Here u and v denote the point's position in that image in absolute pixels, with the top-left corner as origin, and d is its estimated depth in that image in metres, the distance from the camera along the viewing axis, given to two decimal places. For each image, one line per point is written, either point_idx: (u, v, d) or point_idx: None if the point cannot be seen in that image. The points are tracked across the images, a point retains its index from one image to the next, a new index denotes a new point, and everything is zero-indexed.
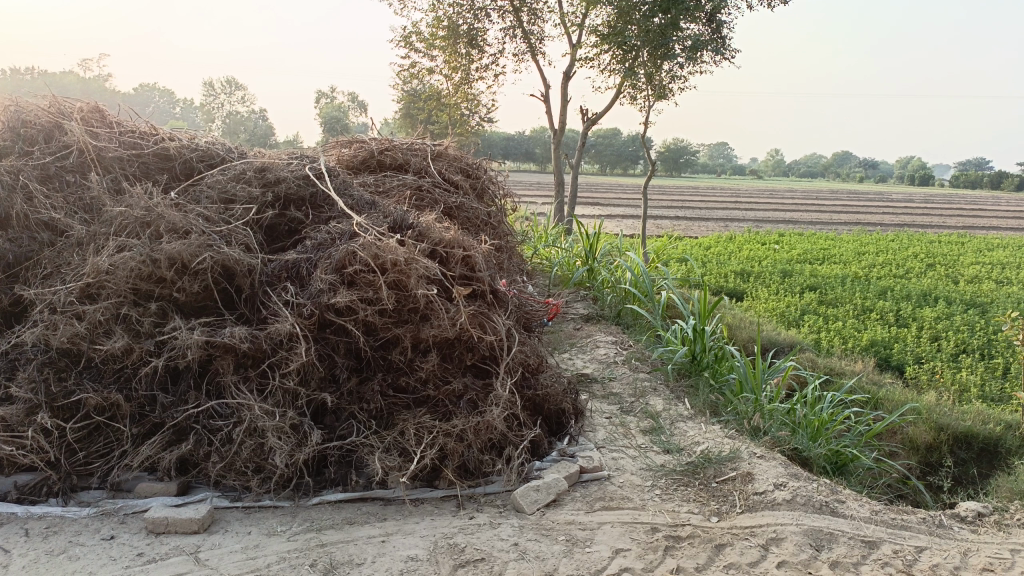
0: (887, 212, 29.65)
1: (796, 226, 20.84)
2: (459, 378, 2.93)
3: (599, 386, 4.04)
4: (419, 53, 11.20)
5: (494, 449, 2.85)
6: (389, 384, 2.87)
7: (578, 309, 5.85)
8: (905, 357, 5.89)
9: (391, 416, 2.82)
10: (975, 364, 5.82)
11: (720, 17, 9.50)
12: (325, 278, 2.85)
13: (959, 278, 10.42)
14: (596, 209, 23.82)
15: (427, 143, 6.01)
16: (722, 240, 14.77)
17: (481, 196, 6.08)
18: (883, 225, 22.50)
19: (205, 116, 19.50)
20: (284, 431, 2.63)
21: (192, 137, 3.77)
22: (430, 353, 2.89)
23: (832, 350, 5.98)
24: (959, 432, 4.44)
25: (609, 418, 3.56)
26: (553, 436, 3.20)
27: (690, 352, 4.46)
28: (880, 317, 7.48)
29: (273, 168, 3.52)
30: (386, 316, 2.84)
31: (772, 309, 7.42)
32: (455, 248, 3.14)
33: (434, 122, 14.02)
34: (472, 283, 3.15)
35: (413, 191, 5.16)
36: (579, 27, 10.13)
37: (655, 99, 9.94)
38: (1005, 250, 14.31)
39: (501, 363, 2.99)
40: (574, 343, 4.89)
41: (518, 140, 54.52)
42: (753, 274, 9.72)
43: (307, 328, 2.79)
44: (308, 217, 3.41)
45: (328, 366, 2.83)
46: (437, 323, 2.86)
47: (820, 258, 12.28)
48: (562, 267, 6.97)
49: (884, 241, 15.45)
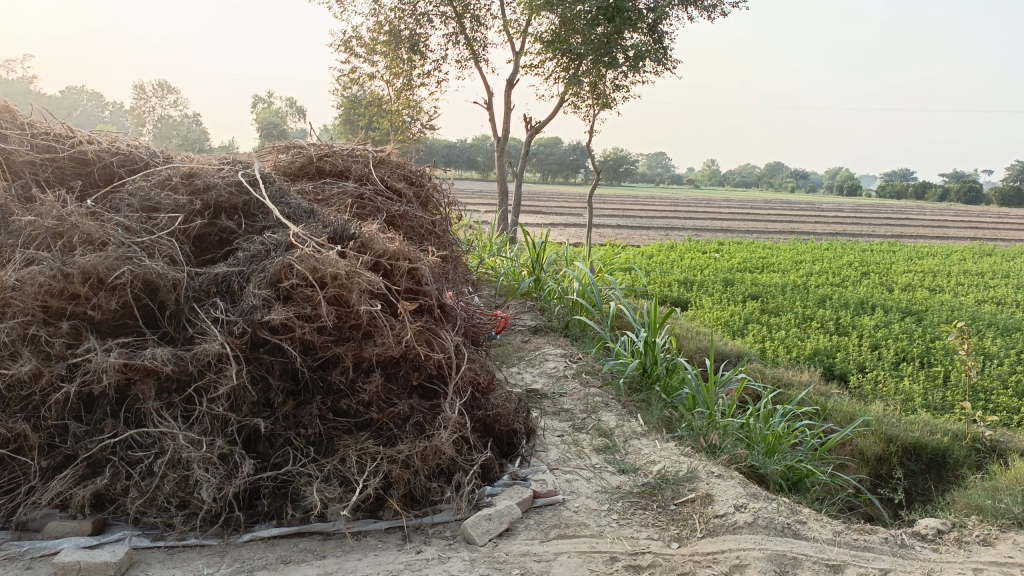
0: (821, 221, 30.48)
1: (734, 235, 21.19)
2: (405, 400, 2.75)
3: (550, 402, 3.90)
4: (359, 58, 10.96)
5: (442, 475, 2.67)
6: (328, 407, 2.66)
7: (526, 320, 5.70)
8: (849, 367, 5.92)
9: (330, 441, 2.62)
10: (917, 372, 5.91)
11: (662, 28, 9.56)
12: (258, 293, 2.65)
13: (894, 286, 10.69)
14: (539, 218, 23.83)
15: (368, 149, 5.81)
16: (664, 249, 14.87)
17: (426, 205, 5.90)
18: (817, 234, 23.09)
19: (135, 120, 18.75)
20: (211, 462, 2.42)
21: (113, 140, 3.50)
22: (373, 373, 2.70)
23: (778, 360, 5.98)
24: (908, 442, 4.47)
25: (561, 437, 3.42)
26: (504, 458, 3.03)
27: (641, 366, 4.36)
28: (821, 325, 7.56)
29: (201, 174, 3.28)
30: (325, 334, 2.64)
31: (717, 319, 7.42)
32: (400, 260, 2.96)
33: (375, 128, 13.75)
34: (418, 296, 2.98)
35: (353, 200, 4.96)
36: (522, 35, 10.05)
37: (599, 107, 9.94)
38: (934, 258, 14.80)
39: (449, 382, 2.81)
40: (523, 356, 4.75)
41: (459, 148, 54.34)
42: (696, 283, 9.77)
43: (237, 348, 2.57)
44: (240, 226, 3.18)
45: (262, 388, 2.62)
46: (381, 341, 2.69)
47: (760, 267, 12.46)
48: (508, 276, 6.83)
49: (820, 250, 15.81)
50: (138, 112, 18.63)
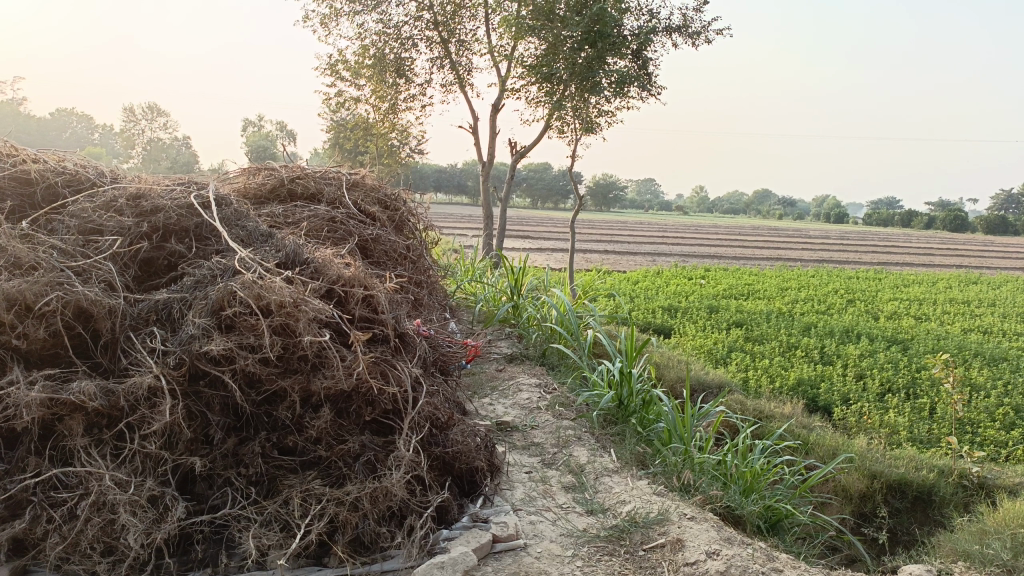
0: (808, 249, 30.56)
1: (721, 262, 21.15)
2: (356, 436, 2.57)
3: (520, 436, 3.73)
4: (344, 81, 10.88)
5: (393, 518, 2.48)
6: (272, 444, 2.49)
7: (502, 347, 5.52)
8: (833, 398, 5.77)
9: (273, 482, 2.44)
10: (902, 404, 5.76)
11: (647, 54, 9.52)
12: (197, 322, 2.48)
13: (880, 314, 10.59)
14: (527, 242, 23.73)
15: (342, 172, 5.67)
16: (650, 275, 14.75)
17: (400, 229, 5.74)
18: (803, 261, 23.10)
19: (122, 142, 18.56)
20: (139, 505, 2.25)
21: (61, 159, 3.34)
22: (322, 409, 2.53)
23: (760, 391, 5.83)
24: (893, 479, 4.32)
25: (528, 473, 3.24)
26: (465, 498, 2.83)
27: (617, 398, 4.19)
28: (806, 354, 7.42)
29: (150, 197, 3.13)
30: (270, 365, 2.48)
31: (700, 347, 7.27)
32: (355, 286, 2.81)
33: (361, 151, 13.64)
34: (373, 326, 2.81)
35: (325, 223, 4.79)
36: (507, 59, 9.98)
37: (583, 132, 9.87)
38: (919, 287, 14.74)
39: (404, 418, 2.64)
40: (495, 386, 4.57)
41: (449, 172, 54.38)
42: (680, 310, 9.63)
43: (173, 380, 2.41)
44: (191, 250, 3.02)
45: (200, 424, 2.44)
46: (331, 374, 2.52)
47: (746, 293, 12.34)
48: (487, 302, 6.67)
49: (806, 277, 15.74)
50: (126, 135, 18.39)
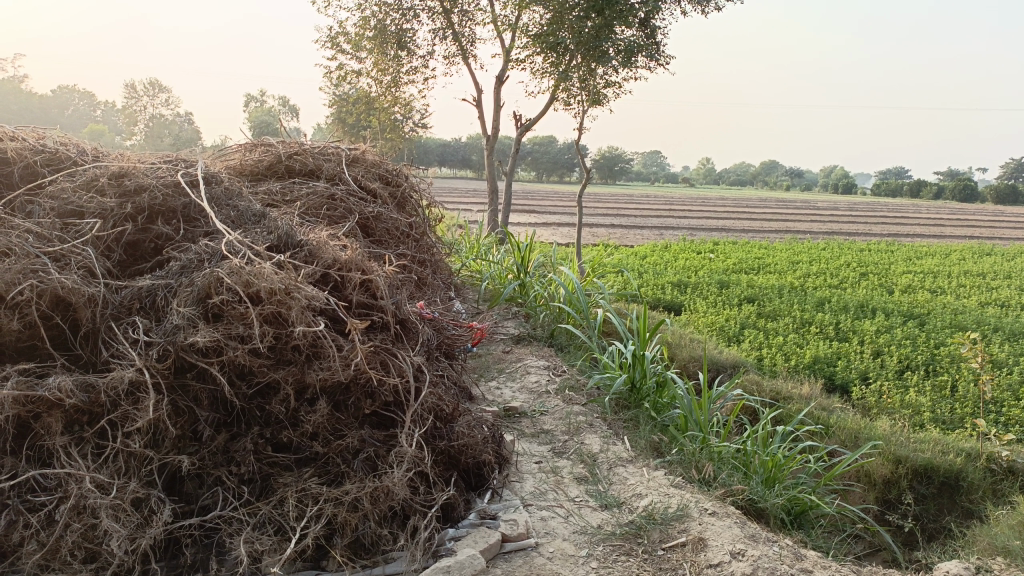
0: (817, 220, 30.25)
1: (729, 235, 20.84)
2: (355, 430, 2.40)
3: (529, 422, 3.57)
4: (346, 54, 10.61)
5: (396, 519, 2.32)
6: (265, 440, 2.32)
7: (509, 328, 5.34)
8: (851, 377, 5.60)
9: (267, 481, 2.28)
10: (923, 383, 5.58)
11: (654, 23, 9.22)
12: (182, 311, 2.31)
13: (894, 288, 10.37)
14: (532, 217, 23.47)
15: (342, 147, 5.46)
16: (659, 249, 14.51)
17: (403, 206, 5.54)
18: (813, 233, 22.80)
19: (124, 119, 18.23)
20: (122, 510, 2.09)
21: (41, 137, 3.16)
22: (318, 402, 2.36)
23: (776, 371, 5.65)
24: (919, 464, 4.20)
25: (538, 464, 3.08)
26: (473, 492, 2.66)
27: (629, 381, 4.02)
28: (820, 330, 7.23)
29: (134, 175, 2.96)
30: (262, 357, 2.31)
31: (711, 325, 7.09)
32: (352, 270, 2.63)
33: (364, 126, 13.36)
34: (372, 312, 2.63)
35: (324, 200, 4.60)
36: (511, 29, 9.68)
37: (590, 104, 9.61)
38: (933, 259, 14.50)
39: (406, 410, 2.47)
40: (503, 369, 4.40)
41: (454, 147, 53.90)
42: (690, 286, 9.44)
43: (157, 374, 2.25)
44: (178, 232, 2.86)
45: (186, 419, 2.29)
46: (327, 365, 2.35)
47: (755, 268, 12.11)
48: (494, 281, 6.49)
49: (817, 250, 15.49)
50: (127, 114, 18.08)
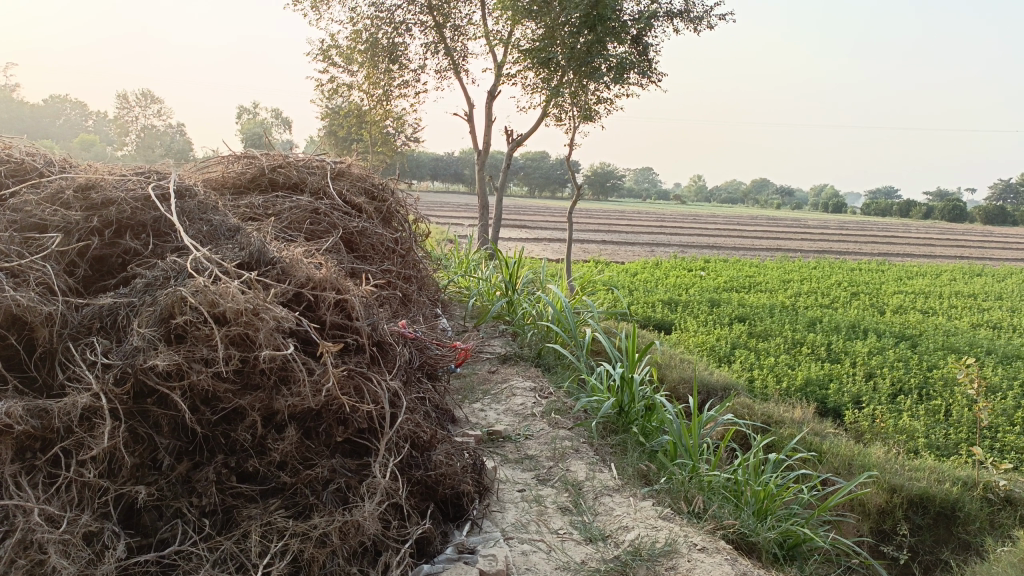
0: (808, 238, 30.31)
1: (720, 253, 20.82)
2: (325, 459, 2.28)
3: (512, 447, 3.44)
4: (337, 67, 10.53)
5: (366, 554, 2.18)
6: (230, 469, 2.19)
7: (495, 347, 5.21)
8: (844, 400, 5.50)
9: (230, 514, 2.15)
10: (916, 407, 5.49)
11: (646, 40, 9.17)
12: (143, 332, 2.19)
13: (886, 308, 10.33)
14: (523, 232, 23.40)
15: (327, 160, 5.36)
16: (650, 266, 14.44)
17: (389, 220, 5.43)
18: (804, 252, 22.80)
19: (116, 129, 18.08)
20: (72, 546, 1.94)
21: (7, 146, 3.04)
22: (287, 429, 2.24)
23: (767, 393, 5.54)
24: (914, 493, 4.12)
25: (521, 492, 2.95)
26: (451, 524, 2.53)
27: (617, 404, 3.90)
28: (812, 351, 7.14)
29: (102, 188, 2.84)
30: (228, 381, 2.19)
31: (702, 344, 6.99)
32: (327, 289, 2.51)
33: (355, 139, 13.26)
34: (347, 334, 2.51)
35: (307, 215, 4.48)
36: (503, 44, 9.62)
37: (581, 120, 9.54)
38: (924, 279, 14.49)
39: (381, 438, 2.35)
40: (488, 390, 4.28)
41: (447, 161, 53.90)
42: (681, 304, 9.35)
43: (115, 399, 2.12)
44: (146, 247, 2.74)
45: (146, 447, 2.16)
46: (297, 391, 2.23)
47: (747, 286, 12.05)
48: (482, 297, 6.37)
49: (808, 268, 15.46)
50: (117, 123, 17.88)
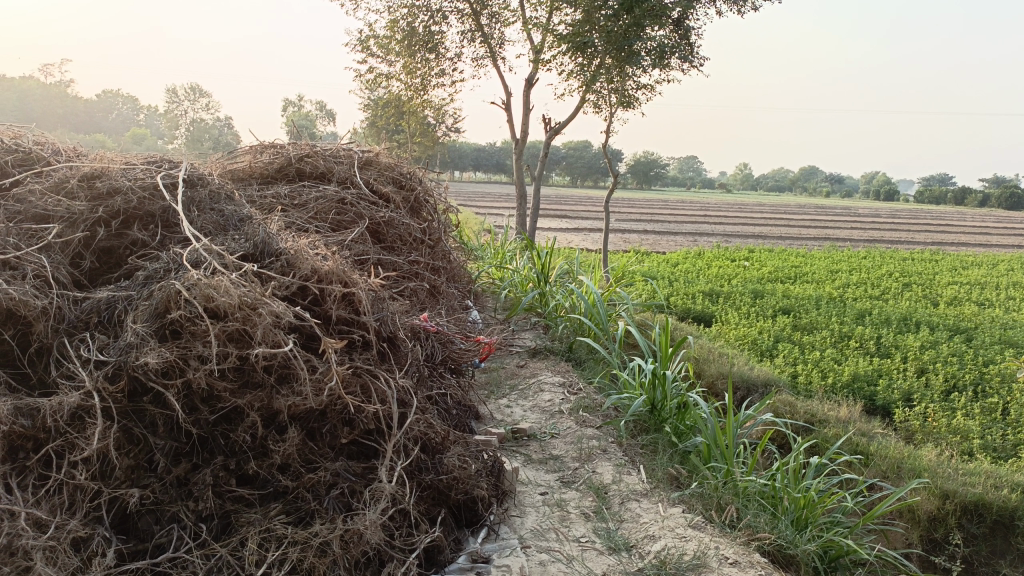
0: (858, 227, 29.50)
1: (766, 242, 20.31)
2: (329, 463, 2.15)
3: (537, 447, 3.28)
4: (374, 57, 10.43)
5: (370, 565, 2.04)
6: (229, 471, 2.07)
7: (526, 340, 5.05)
8: (893, 398, 5.22)
9: (228, 517, 2.03)
10: (970, 405, 5.19)
11: (688, 24, 8.87)
12: (136, 327, 2.09)
13: (938, 300, 9.90)
14: (564, 222, 23.16)
15: (355, 149, 5.25)
16: (691, 257, 14.09)
17: (418, 210, 5.29)
18: (853, 241, 22.13)
19: (165, 124, 18.28)
20: (60, 551, 1.83)
21: (17, 136, 2.99)
22: (288, 430, 2.12)
23: (811, 390, 5.29)
24: (969, 500, 3.88)
25: (543, 496, 2.79)
26: (465, 530, 2.38)
27: (649, 401, 3.71)
28: (859, 345, 6.83)
29: (110, 178, 2.78)
30: (225, 379, 2.07)
31: (743, 338, 6.73)
32: (333, 282, 2.38)
33: (393, 128, 13.16)
34: (353, 329, 2.38)
35: (333, 205, 4.36)
36: (541, 30, 9.40)
37: (620, 107, 9.29)
38: (979, 269, 13.91)
39: (389, 440, 2.20)
40: (515, 386, 4.12)
41: (489, 151, 53.78)
42: (722, 296, 9.07)
43: (108, 398, 2.03)
44: (153, 237, 2.66)
45: (141, 448, 2.05)
46: (299, 390, 2.11)
47: (792, 277, 11.68)
48: (514, 289, 6.20)
49: (857, 258, 14.96)
50: (167, 117, 18.13)
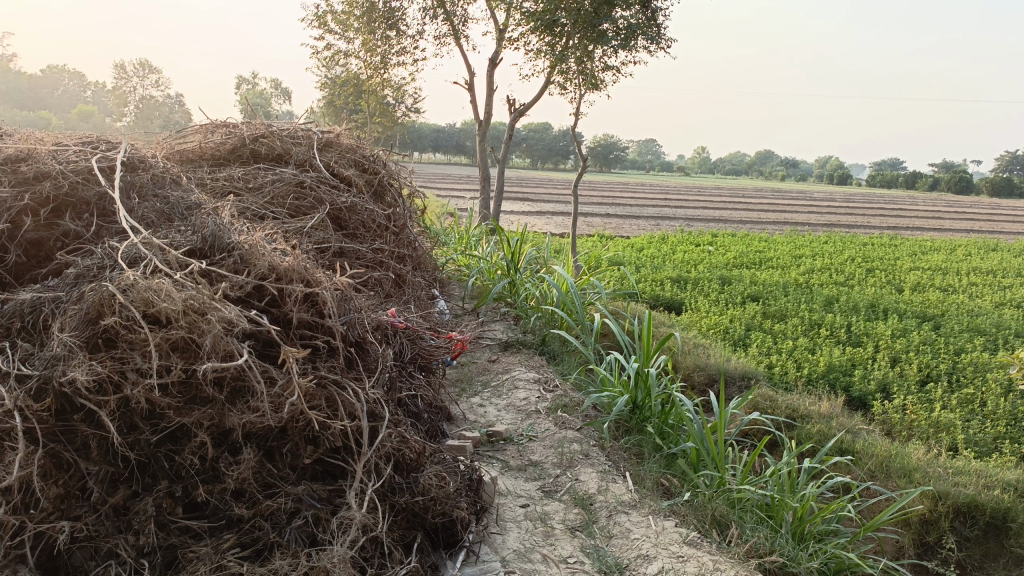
0: (816, 212, 29.81)
1: (728, 227, 20.36)
2: (290, 486, 1.90)
3: (514, 451, 3.07)
4: (333, 34, 10.03)
5: None
6: (174, 499, 1.81)
7: (497, 332, 4.82)
8: (870, 390, 5.14)
9: (173, 552, 1.77)
10: (948, 396, 5.14)
11: (656, 4, 8.63)
12: (64, 337, 1.81)
13: (903, 286, 9.92)
14: (525, 205, 22.92)
15: (314, 130, 4.93)
16: (656, 241, 14.00)
17: (381, 195, 5.00)
18: (814, 225, 22.36)
19: (113, 99, 17.52)
20: None
21: None
22: (243, 451, 1.86)
23: (788, 384, 5.17)
24: (961, 501, 3.82)
25: (525, 508, 2.58)
26: (443, 553, 2.15)
27: (631, 400, 3.53)
28: (831, 333, 6.75)
29: (38, 160, 2.47)
30: (168, 395, 1.81)
31: (714, 326, 6.60)
32: (293, 280, 2.12)
33: (353, 108, 12.75)
34: (317, 334, 2.12)
35: (291, 189, 4.06)
36: (506, 7, 9.07)
37: (587, 89, 9.04)
38: (938, 254, 14.05)
39: (358, 459, 1.95)
40: (488, 382, 3.89)
41: (449, 133, 53.23)
42: (690, 282, 8.95)
43: (31, 418, 1.75)
44: (88, 228, 2.37)
45: (71, 474, 1.78)
46: (255, 405, 1.85)
47: (757, 262, 11.63)
48: (482, 276, 5.95)
49: (819, 243, 15.02)
50: (115, 94, 17.38)
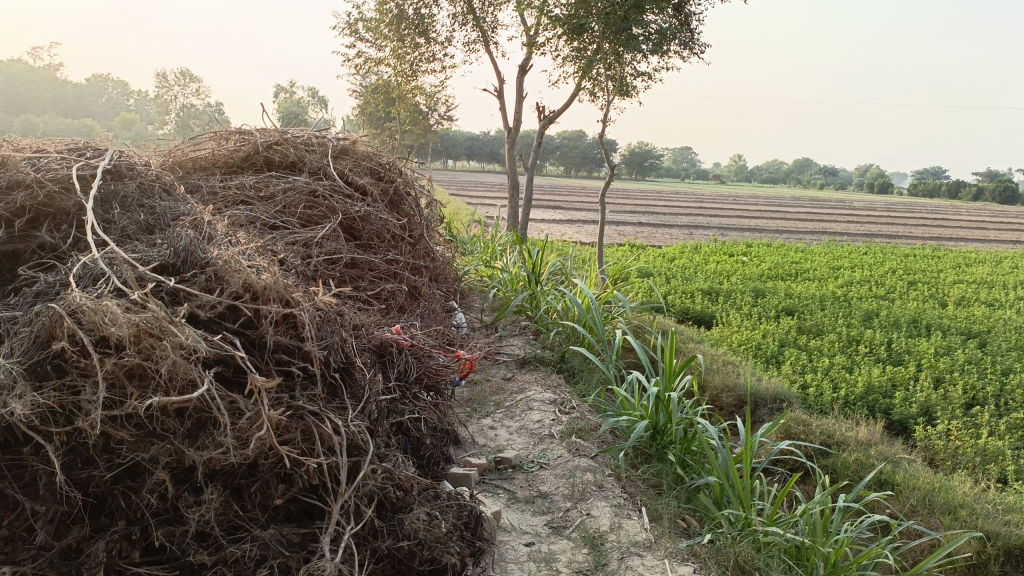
0: (855, 221, 29.12)
1: (764, 236, 19.92)
2: (258, 530, 1.71)
3: (523, 480, 2.86)
4: (363, 42, 9.94)
5: None
6: (131, 543, 1.64)
7: (514, 348, 4.62)
8: (912, 414, 4.83)
9: None
10: (995, 422, 4.81)
11: (689, 8, 8.36)
12: (10, 362, 1.65)
13: (946, 300, 9.51)
14: (557, 213, 22.72)
15: (330, 136, 4.78)
16: (689, 251, 13.68)
17: (398, 203, 4.82)
18: (854, 235, 21.80)
19: (155, 107, 17.77)
20: None
21: None
22: (206, 491, 1.68)
23: (824, 407, 4.88)
24: (1015, 544, 3.51)
25: (529, 547, 2.37)
26: None
27: (651, 425, 3.30)
28: (870, 350, 6.43)
29: (15, 168, 2.34)
30: (122, 427, 1.65)
31: (747, 342, 6.32)
32: (271, 298, 1.94)
33: (383, 114, 12.64)
34: (296, 358, 1.94)
35: (304, 198, 3.89)
36: (534, 12, 8.87)
37: (617, 95, 8.81)
38: (983, 267, 13.53)
39: (334, 500, 1.76)
40: (501, 402, 3.69)
41: (483, 140, 53.25)
42: (723, 294, 8.66)
43: None
44: (64, 240, 2.22)
45: (18, 513, 1.62)
46: (218, 440, 1.67)
47: (793, 273, 11.27)
48: (504, 287, 5.75)
49: (857, 254, 14.57)
50: (156, 102, 17.60)
